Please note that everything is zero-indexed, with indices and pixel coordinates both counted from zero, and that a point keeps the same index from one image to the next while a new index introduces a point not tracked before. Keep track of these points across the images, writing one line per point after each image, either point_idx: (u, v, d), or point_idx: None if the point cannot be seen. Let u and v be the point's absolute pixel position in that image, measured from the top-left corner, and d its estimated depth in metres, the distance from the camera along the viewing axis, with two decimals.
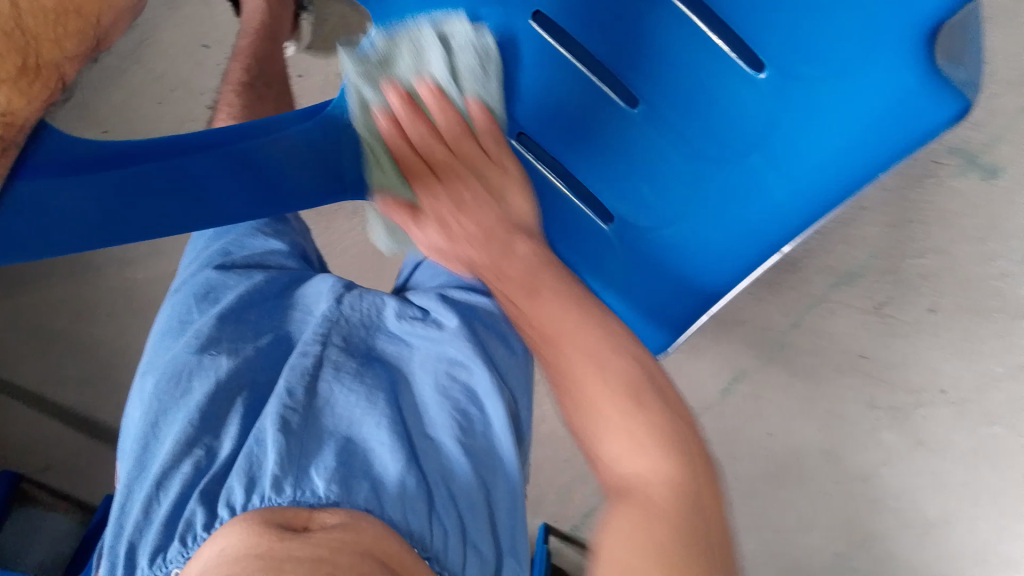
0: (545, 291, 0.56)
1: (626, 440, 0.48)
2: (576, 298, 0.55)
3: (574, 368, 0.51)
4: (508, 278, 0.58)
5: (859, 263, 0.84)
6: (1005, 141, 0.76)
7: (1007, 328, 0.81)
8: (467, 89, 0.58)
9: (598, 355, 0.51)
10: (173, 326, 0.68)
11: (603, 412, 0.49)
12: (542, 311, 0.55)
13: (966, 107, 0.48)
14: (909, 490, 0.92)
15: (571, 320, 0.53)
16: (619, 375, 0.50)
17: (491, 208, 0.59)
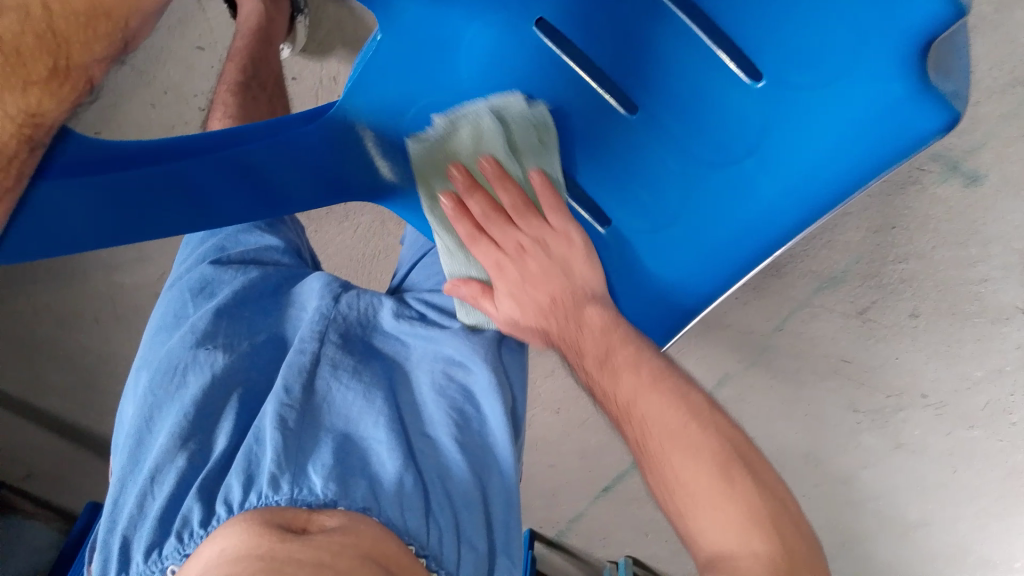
0: (642, 373, 0.58)
1: (725, 519, 0.50)
2: (655, 367, 0.58)
3: (651, 437, 0.55)
4: (586, 352, 0.61)
5: (840, 267, 0.82)
6: (988, 148, 0.71)
7: (985, 331, 0.81)
8: (526, 163, 0.63)
9: (698, 449, 0.53)
10: (168, 321, 0.67)
11: (704, 501, 0.51)
12: (641, 394, 0.57)
13: (955, 119, 0.49)
14: (888, 491, 0.99)
15: (669, 413, 0.55)
16: (726, 465, 0.52)
17: (562, 279, 0.64)
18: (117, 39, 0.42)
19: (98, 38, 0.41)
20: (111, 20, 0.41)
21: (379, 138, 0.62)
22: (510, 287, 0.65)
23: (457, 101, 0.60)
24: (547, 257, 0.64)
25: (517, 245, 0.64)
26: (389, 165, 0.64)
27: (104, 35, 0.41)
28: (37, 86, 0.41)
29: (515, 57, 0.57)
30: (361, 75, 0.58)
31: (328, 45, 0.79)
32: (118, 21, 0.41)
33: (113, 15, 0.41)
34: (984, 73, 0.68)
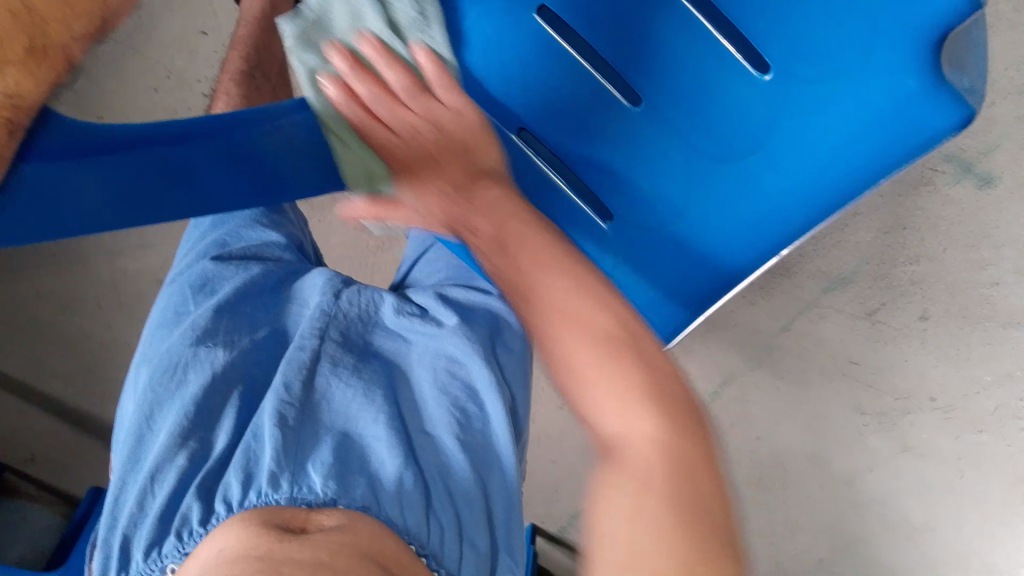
0: (538, 245, 0.50)
1: (613, 402, 0.42)
2: (546, 241, 0.50)
3: (518, 272, 0.49)
4: (478, 233, 0.52)
5: (851, 267, 0.85)
6: (999, 150, 0.79)
7: (995, 336, 0.82)
8: (411, 36, 0.58)
9: (587, 321, 0.45)
10: (168, 318, 0.67)
11: (595, 378, 0.43)
12: (526, 270, 0.49)
13: (971, 114, 0.47)
14: (896, 493, 0.89)
15: (562, 289, 0.47)
16: (608, 338, 0.44)
17: (465, 197, 0.53)
18: (97, 18, 0.38)
19: (76, 17, 0.37)
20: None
21: None
22: (412, 189, 0.55)
23: None
24: (431, 145, 0.55)
25: (408, 125, 0.55)
26: None
27: (84, 12, 0.37)
28: (11, 67, 0.36)
29: (521, 45, 0.59)
30: None
31: None
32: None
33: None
34: None
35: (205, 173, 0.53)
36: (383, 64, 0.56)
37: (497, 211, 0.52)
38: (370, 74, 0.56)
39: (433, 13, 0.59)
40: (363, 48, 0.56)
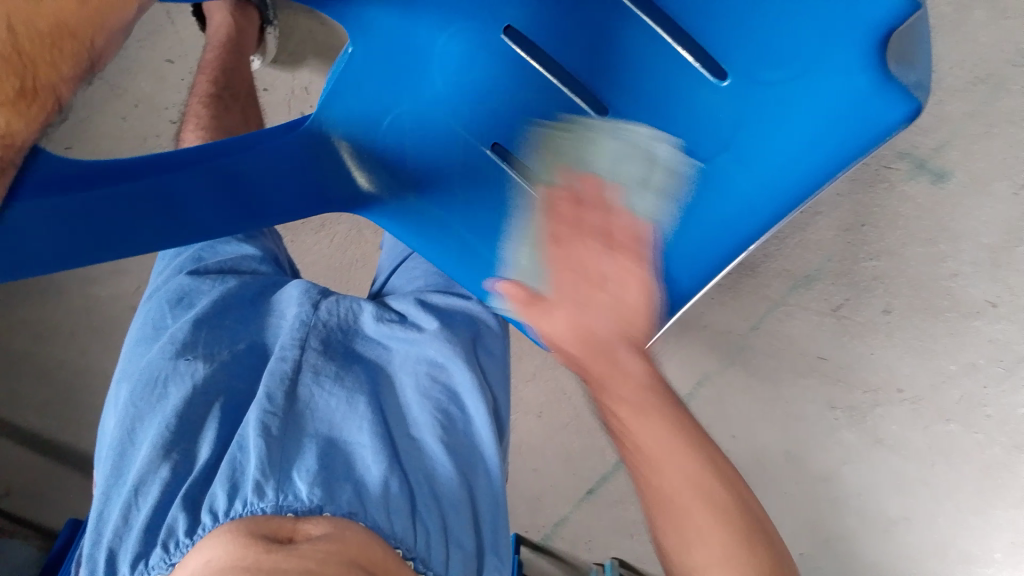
0: (644, 394, 0.54)
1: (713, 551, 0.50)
2: (672, 414, 0.53)
3: (638, 440, 0.53)
4: (622, 399, 0.53)
5: (814, 266, 0.86)
6: (952, 145, 0.79)
7: (957, 327, 0.83)
8: (639, 207, 0.58)
9: (692, 480, 0.51)
10: (146, 333, 0.67)
11: (693, 520, 0.51)
12: (650, 439, 0.52)
13: (918, 109, 0.49)
14: (869, 487, 0.96)
15: (665, 439, 0.52)
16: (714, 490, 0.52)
17: (609, 317, 0.54)
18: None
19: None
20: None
21: (355, 148, 0.60)
22: (571, 282, 0.54)
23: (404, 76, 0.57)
24: (599, 270, 0.54)
25: (613, 273, 0.54)
26: (366, 174, 0.62)
27: None
28: None
29: (487, 67, 0.55)
30: (336, 82, 0.57)
31: (300, 55, 0.81)
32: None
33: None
34: None
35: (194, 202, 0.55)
36: (593, 208, 0.56)
37: (629, 371, 0.54)
38: (572, 214, 0.56)
39: (679, 183, 0.57)
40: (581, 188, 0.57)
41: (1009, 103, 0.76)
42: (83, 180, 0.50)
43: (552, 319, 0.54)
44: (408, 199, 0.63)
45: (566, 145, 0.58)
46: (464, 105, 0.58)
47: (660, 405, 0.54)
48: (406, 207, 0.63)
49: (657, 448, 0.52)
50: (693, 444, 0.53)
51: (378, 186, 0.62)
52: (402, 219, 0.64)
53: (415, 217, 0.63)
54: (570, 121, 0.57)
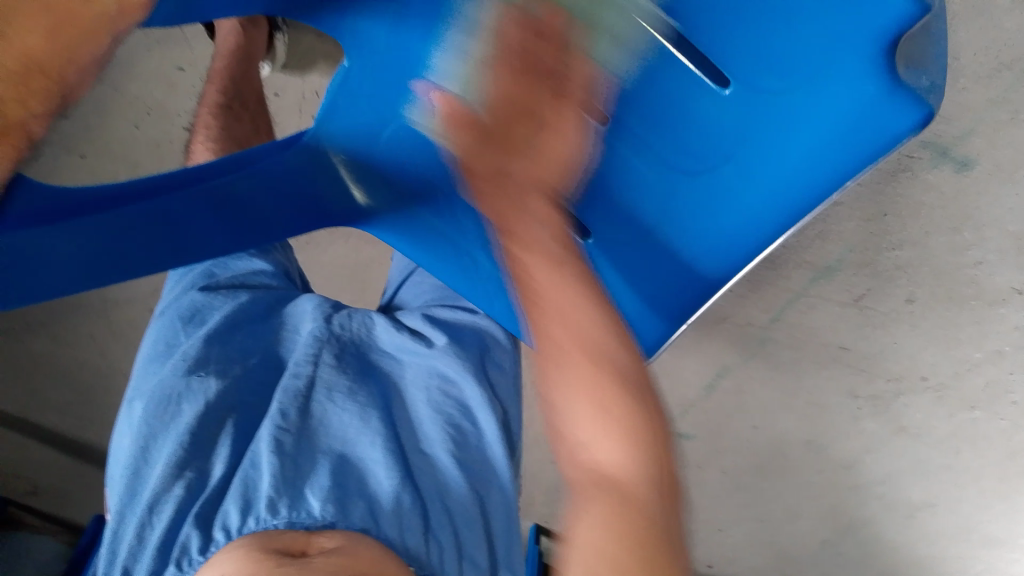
0: (564, 266, 0.46)
1: (587, 410, 0.41)
2: (579, 273, 0.46)
3: (543, 298, 0.44)
4: (519, 236, 0.47)
5: (834, 257, 0.81)
6: (976, 134, 0.69)
7: (982, 314, 0.79)
8: (600, 54, 0.53)
9: (591, 333, 0.43)
10: (159, 350, 0.66)
11: (575, 392, 0.41)
12: (547, 287, 0.45)
13: (931, 114, 0.46)
14: (892, 476, 0.95)
15: (568, 290, 0.44)
16: (614, 399, 0.41)
17: (548, 209, 0.48)
18: (56, 94, 0.50)
19: (33, 94, 0.48)
20: (48, 76, 0.48)
21: (350, 161, 0.62)
22: (534, 125, 0.50)
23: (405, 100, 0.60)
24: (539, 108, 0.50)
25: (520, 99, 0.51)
26: (364, 191, 0.63)
27: (38, 90, 0.48)
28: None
29: None
30: (337, 93, 0.59)
31: (308, 60, 0.78)
32: (56, 77, 0.49)
33: (46, 70, 0.48)
34: (968, 58, 0.66)
35: (189, 223, 0.56)
36: (547, 41, 0.52)
37: (539, 234, 0.47)
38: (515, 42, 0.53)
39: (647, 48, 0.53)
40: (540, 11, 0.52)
41: None
42: (73, 209, 0.50)
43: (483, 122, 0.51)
44: (409, 213, 0.63)
45: None
46: None
47: (575, 257, 0.47)
48: (405, 222, 0.63)
49: (557, 297, 0.44)
50: (602, 314, 0.43)
51: (375, 200, 0.63)
52: (402, 236, 0.63)
53: (416, 234, 0.63)
54: None
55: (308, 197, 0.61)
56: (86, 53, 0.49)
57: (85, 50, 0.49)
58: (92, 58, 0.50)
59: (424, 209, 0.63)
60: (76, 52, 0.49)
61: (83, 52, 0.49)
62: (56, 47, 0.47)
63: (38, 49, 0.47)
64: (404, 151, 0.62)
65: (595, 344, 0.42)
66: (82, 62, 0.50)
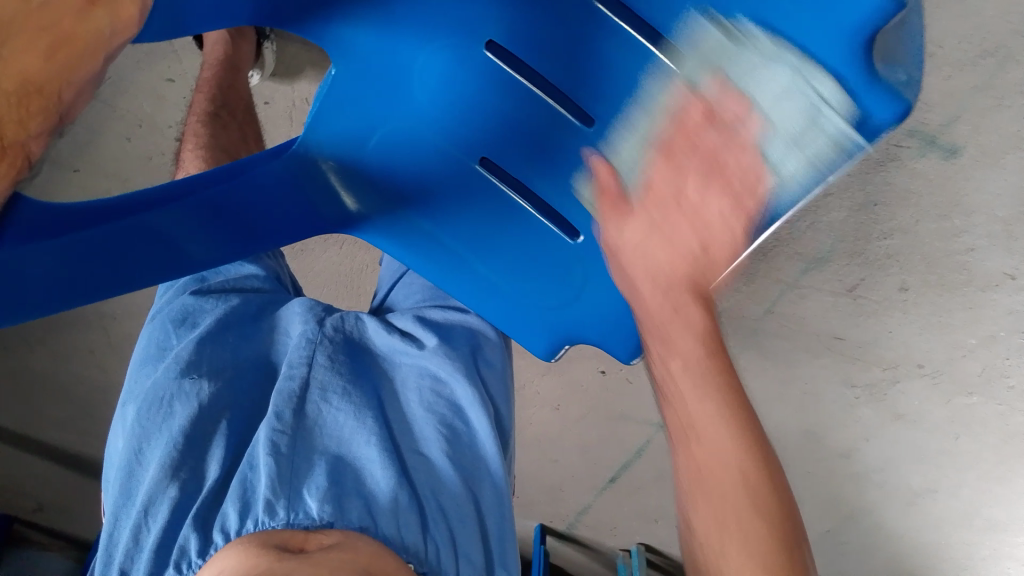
0: (713, 426, 0.55)
1: (732, 535, 0.53)
2: (734, 397, 0.55)
3: (694, 445, 0.56)
4: (678, 350, 0.57)
5: (827, 246, 0.80)
6: (962, 120, 0.70)
7: (974, 298, 0.79)
8: (782, 164, 0.47)
9: (727, 467, 0.54)
10: (151, 353, 0.68)
11: (721, 548, 0.53)
12: (700, 415, 0.55)
13: (908, 110, 0.41)
14: (889, 463, 0.96)
15: (721, 452, 0.54)
16: (747, 525, 0.52)
17: (699, 351, 0.56)
18: (52, 115, 0.41)
19: (32, 115, 0.40)
20: (44, 96, 0.40)
21: (341, 167, 0.61)
22: (666, 205, 0.53)
23: (392, 114, 0.58)
24: (701, 208, 0.51)
25: (712, 203, 0.51)
26: (354, 196, 0.63)
27: (39, 110, 0.40)
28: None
29: (466, 85, 0.55)
30: (321, 105, 0.57)
31: (297, 69, 0.78)
32: (52, 96, 0.40)
33: (45, 91, 0.40)
34: (952, 47, 0.66)
35: (181, 234, 0.56)
36: (716, 130, 0.48)
37: (686, 352, 0.57)
38: (681, 130, 0.50)
39: (835, 152, 0.44)
40: (709, 92, 0.47)
41: (1016, 75, 0.66)
42: (72, 223, 0.50)
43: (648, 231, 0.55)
44: (399, 217, 0.64)
45: (722, 54, 0.45)
46: (447, 117, 0.57)
47: (720, 367, 0.56)
48: (396, 226, 0.64)
49: (698, 412, 0.55)
50: (757, 471, 0.54)
51: (365, 206, 0.64)
52: (394, 239, 0.65)
53: (405, 236, 0.65)
54: (743, 26, 0.43)
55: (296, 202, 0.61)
56: (84, 70, 0.41)
57: (86, 66, 0.41)
58: (90, 76, 0.42)
59: (414, 213, 0.63)
60: (74, 70, 0.40)
61: (81, 70, 0.41)
62: (54, 64, 0.39)
63: (37, 71, 0.39)
64: (393, 156, 0.60)
65: (728, 467, 0.54)
66: (80, 80, 0.41)
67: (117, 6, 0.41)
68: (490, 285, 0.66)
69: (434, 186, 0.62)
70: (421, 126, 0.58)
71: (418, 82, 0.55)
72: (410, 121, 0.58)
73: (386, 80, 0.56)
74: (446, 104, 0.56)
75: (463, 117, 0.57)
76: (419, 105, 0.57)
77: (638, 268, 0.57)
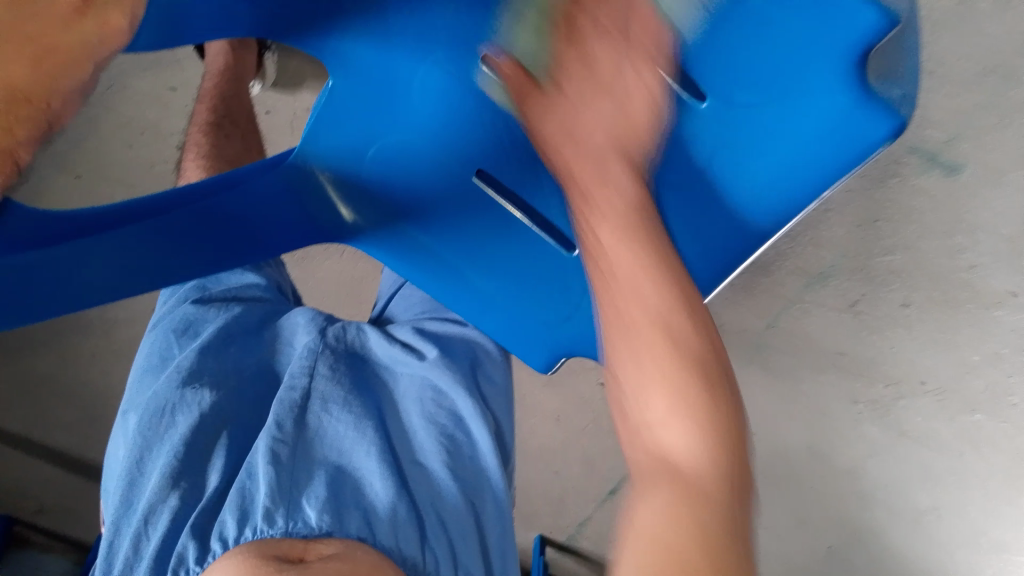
0: (647, 276, 0.44)
1: (669, 407, 0.39)
2: (665, 248, 0.46)
3: (611, 264, 0.45)
4: (600, 201, 0.48)
5: (829, 262, 0.82)
6: (963, 138, 0.73)
7: (978, 317, 0.78)
8: None
9: (657, 319, 0.42)
10: (154, 362, 0.69)
11: (648, 383, 0.40)
12: (627, 267, 0.44)
13: (902, 123, 0.51)
14: (895, 483, 0.92)
15: (648, 289, 0.43)
16: (679, 374, 0.40)
17: (628, 221, 0.47)
18: (42, 121, 0.47)
19: (22, 121, 0.46)
20: (32, 104, 0.46)
21: (337, 178, 0.61)
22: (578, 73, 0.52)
23: (391, 128, 0.59)
24: (610, 74, 0.52)
25: (608, 68, 0.52)
26: (352, 208, 0.63)
27: (27, 118, 0.46)
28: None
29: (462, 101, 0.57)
30: (320, 115, 0.58)
31: (299, 77, 0.80)
32: (41, 104, 0.47)
33: (33, 99, 0.46)
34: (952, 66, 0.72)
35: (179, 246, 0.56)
36: None
37: (610, 217, 0.47)
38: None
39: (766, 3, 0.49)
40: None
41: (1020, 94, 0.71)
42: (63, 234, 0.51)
43: (568, 82, 0.52)
44: (400, 233, 0.63)
45: None
46: (443, 130, 0.59)
47: (645, 226, 0.47)
48: (398, 240, 0.64)
49: (625, 262, 0.45)
50: (698, 334, 0.42)
51: (362, 217, 0.63)
52: (395, 253, 0.64)
53: (407, 252, 0.64)
54: None
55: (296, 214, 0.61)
56: (68, 80, 0.48)
57: (70, 77, 0.48)
58: (77, 86, 0.49)
59: (412, 225, 0.63)
60: (60, 78, 0.48)
61: (65, 80, 0.48)
62: (40, 71, 0.47)
63: (22, 78, 0.46)
64: (390, 168, 0.61)
65: (650, 313, 0.42)
66: (67, 89, 0.48)
67: (105, 18, 0.46)
68: (489, 300, 0.66)
69: (432, 200, 0.62)
70: (419, 139, 0.59)
71: (416, 95, 0.57)
72: (408, 134, 0.59)
73: (388, 92, 0.57)
74: (443, 117, 0.58)
75: (459, 130, 0.59)
76: (417, 118, 0.58)
77: (564, 143, 0.51)
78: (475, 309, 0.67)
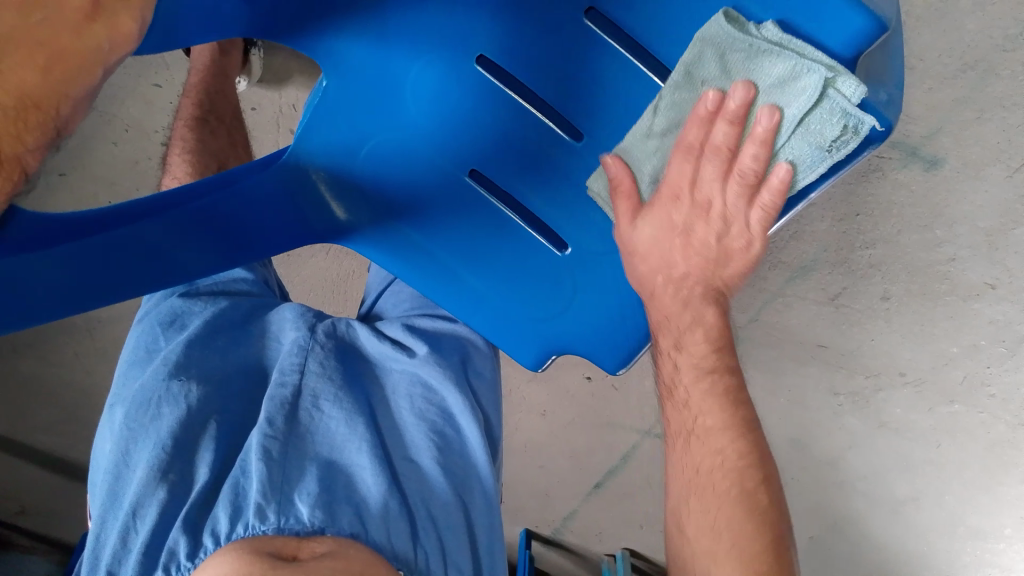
0: (712, 438, 0.62)
1: (735, 564, 0.58)
2: (733, 401, 0.62)
3: (690, 427, 0.63)
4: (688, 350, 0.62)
5: (810, 256, 0.82)
6: (944, 132, 0.72)
7: (956, 309, 0.79)
8: None
9: (727, 471, 0.61)
10: (140, 355, 0.68)
11: (720, 559, 0.59)
12: (708, 409, 0.62)
13: (888, 124, 0.48)
14: (874, 473, 0.94)
15: (713, 456, 0.62)
16: (745, 532, 0.59)
17: (719, 402, 0.62)
18: (49, 129, 0.46)
19: (30, 128, 0.45)
20: (41, 111, 0.45)
21: (330, 177, 0.62)
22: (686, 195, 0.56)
23: (385, 127, 0.59)
24: (714, 201, 0.55)
25: (730, 205, 0.55)
26: (345, 207, 0.64)
27: (36, 125, 0.45)
28: None
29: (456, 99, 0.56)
30: (313, 113, 0.59)
31: (285, 74, 0.79)
32: (49, 111, 0.45)
33: (43, 106, 0.45)
34: (933, 61, 0.70)
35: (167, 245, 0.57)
36: None
37: (705, 413, 0.62)
38: (702, 132, 0.53)
39: (850, 140, 0.48)
40: (762, 119, 0.50)
41: (999, 89, 0.69)
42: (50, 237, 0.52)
43: (674, 209, 0.57)
44: (391, 230, 0.65)
45: None
46: (437, 130, 0.58)
47: (735, 399, 0.62)
48: (387, 237, 0.65)
49: (708, 423, 0.62)
50: (750, 481, 0.61)
51: (354, 215, 0.64)
52: (383, 249, 0.65)
53: (396, 247, 0.65)
54: None
55: (287, 211, 0.62)
56: (80, 85, 0.46)
57: (82, 82, 0.46)
58: (87, 91, 0.47)
59: (403, 223, 0.64)
60: (72, 84, 0.46)
61: (77, 85, 0.46)
62: (50, 79, 0.44)
63: (35, 86, 0.44)
64: (382, 166, 0.61)
65: (726, 462, 0.61)
66: (78, 95, 0.47)
67: (115, 22, 0.45)
68: (479, 297, 0.67)
69: (423, 199, 0.62)
70: (412, 139, 0.59)
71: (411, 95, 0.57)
72: (401, 132, 0.59)
73: (381, 91, 0.57)
74: (437, 116, 0.58)
75: (452, 129, 0.58)
76: (410, 118, 0.58)
77: (654, 255, 0.59)
78: (466, 305, 0.67)
